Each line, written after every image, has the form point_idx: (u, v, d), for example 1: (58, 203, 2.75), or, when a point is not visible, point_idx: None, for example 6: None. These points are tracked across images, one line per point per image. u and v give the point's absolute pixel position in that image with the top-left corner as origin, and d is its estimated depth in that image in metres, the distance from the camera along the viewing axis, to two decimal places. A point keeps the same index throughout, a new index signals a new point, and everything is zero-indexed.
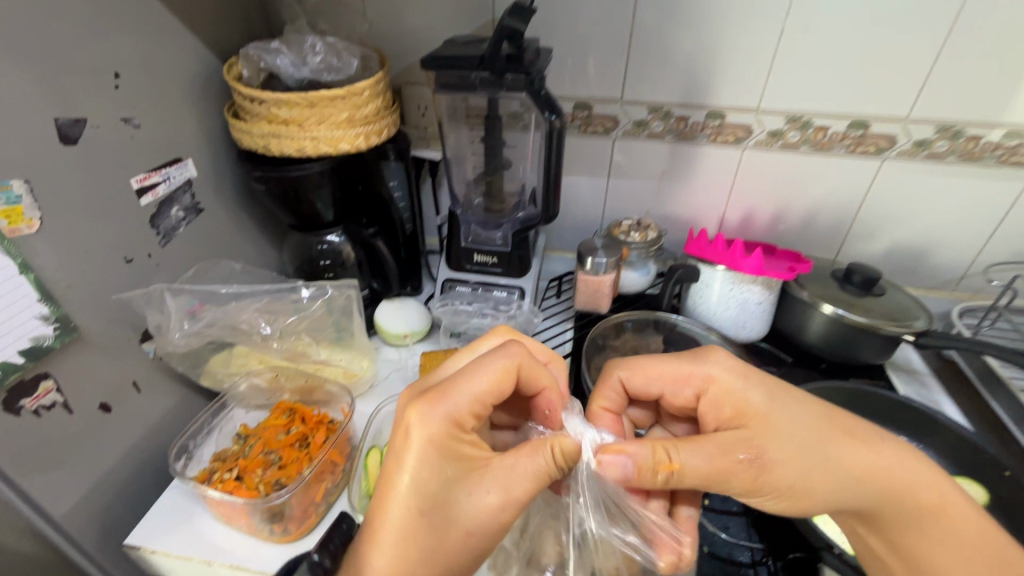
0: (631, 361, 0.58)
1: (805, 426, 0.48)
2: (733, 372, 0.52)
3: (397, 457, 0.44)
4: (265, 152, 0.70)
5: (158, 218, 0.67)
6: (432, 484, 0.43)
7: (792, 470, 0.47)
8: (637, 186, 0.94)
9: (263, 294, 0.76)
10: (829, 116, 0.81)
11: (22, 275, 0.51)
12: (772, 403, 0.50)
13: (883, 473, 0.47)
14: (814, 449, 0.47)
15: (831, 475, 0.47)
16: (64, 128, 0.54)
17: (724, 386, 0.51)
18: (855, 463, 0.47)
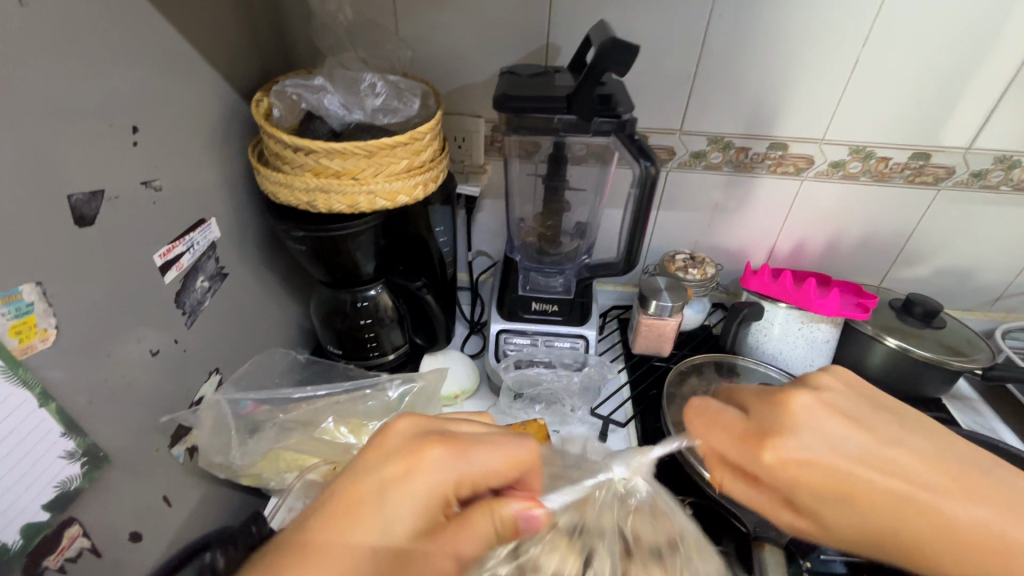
0: (701, 413, 0.47)
1: (890, 481, 0.39)
2: (820, 401, 0.44)
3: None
4: (309, 208, 0.60)
5: (183, 294, 0.55)
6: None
7: (857, 520, 0.40)
8: (687, 218, 0.89)
9: (341, 390, 0.66)
10: (891, 146, 0.79)
11: (42, 407, 0.39)
12: (875, 449, 0.41)
13: (1002, 534, 0.37)
14: (896, 496, 0.39)
15: (894, 526, 0.39)
16: (79, 206, 0.42)
17: (796, 441, 0.41)
18: (923, 510, 0.39)
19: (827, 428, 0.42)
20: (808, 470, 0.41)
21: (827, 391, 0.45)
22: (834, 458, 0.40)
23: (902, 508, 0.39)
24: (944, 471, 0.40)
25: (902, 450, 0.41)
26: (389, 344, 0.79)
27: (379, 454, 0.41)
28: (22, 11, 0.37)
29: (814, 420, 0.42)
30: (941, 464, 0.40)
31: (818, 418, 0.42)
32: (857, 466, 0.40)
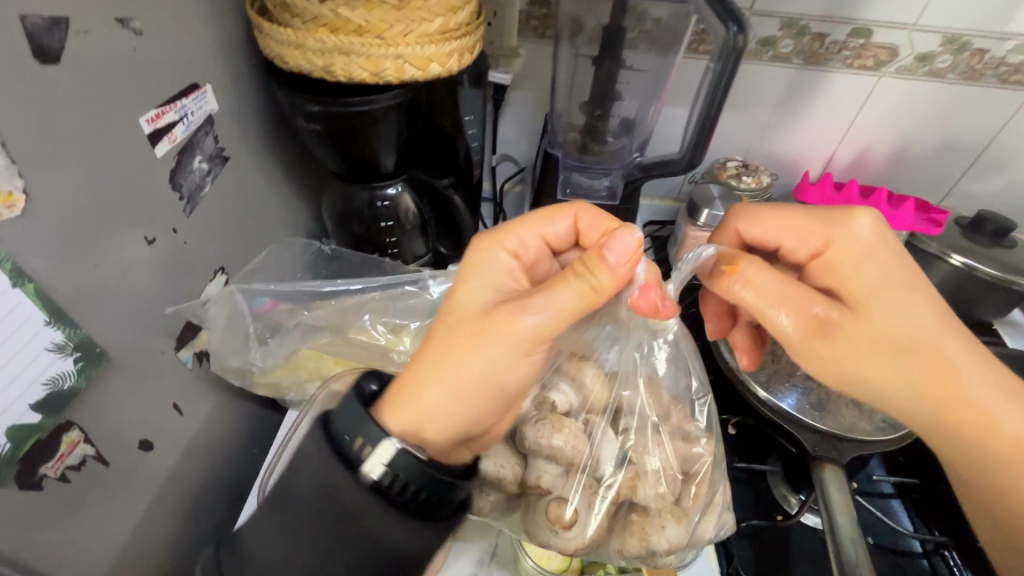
0: (757, 212, 0.51)
1: (923, 305, 0.43)
2: (877, 229, 0.46)
3: (449, 347, 0.40)
4: (324, 76, 0.50)
5: (179, 174, 0.46)
6: (501, 347, 0.40)
7: (887, 318, 0.42)
8: (742, 121, 0.80)
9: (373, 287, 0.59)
10: (991, 36, 0.68)
11: (17, 288, 0.32)
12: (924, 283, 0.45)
13: (985, 376, 0.42)
14: (925, 315, 0.43)
15: (913, 337, 0.42)
16: (37, 34, 0.32)
17: (854, 237, 0.46)
18: (937, 337, 0.42)
19: (891, 246, 0.45)
20: (863, 268, 0.44)
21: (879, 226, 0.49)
22: (885, 265, 0.44)
23: (920, 332, 0.42)
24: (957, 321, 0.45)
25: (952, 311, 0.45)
26: (410, 253, 0.71)
27: (467, 263, 0.46)
28: None
29: (875, 233, 0.46)
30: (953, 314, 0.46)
31: (881, 234, 0.46)
32: (905, 277, 0.44)
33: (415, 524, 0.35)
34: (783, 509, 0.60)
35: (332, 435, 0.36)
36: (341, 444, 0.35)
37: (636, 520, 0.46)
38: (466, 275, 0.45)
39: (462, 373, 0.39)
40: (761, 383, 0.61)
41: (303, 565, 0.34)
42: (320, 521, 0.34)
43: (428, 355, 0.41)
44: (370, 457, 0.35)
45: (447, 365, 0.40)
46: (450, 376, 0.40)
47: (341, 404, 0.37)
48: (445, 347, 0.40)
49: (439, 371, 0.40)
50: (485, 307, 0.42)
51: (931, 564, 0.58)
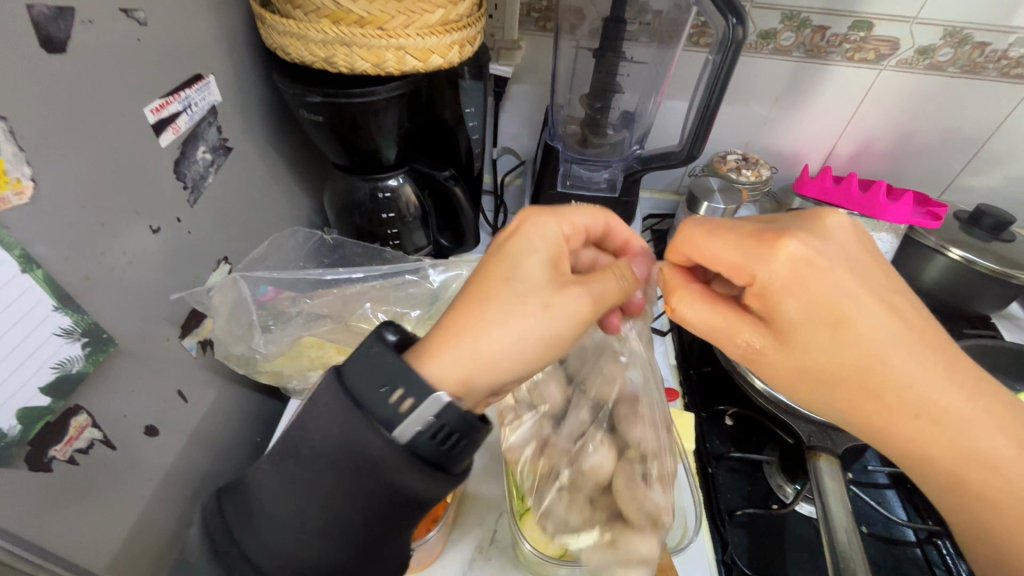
0: (694, 237, 0.40)
1: (871, 337, 0.35)
2: (811, 251, 0.35)
3: (511, 305, 0.37)
4: (326, 67, 0.50)
5: (183, 164, 0.47)
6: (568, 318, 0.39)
7: (813, 357, 0.37)
8: (742, 114, 0.80)
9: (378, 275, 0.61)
10: (992, 29, 0.68)
11: (26, 273, 0.33)
12: (884, 305, 0.35)
13: (946, 413, 0.35)
14: (861, 353, 0.35)
15: (843, 374, 0.36)
16: (43, 24, 0.33)
17: (776, 275, 0.35)
18: (886, 378, 0.35)
19: (823, 278, 0.35)
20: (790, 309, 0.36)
21: (829, 236, 0.37)
22: (812, 301, 0.35)
23: (868, 374, 0.35)
24: (933, 348, 0.35)
25: (925, 326, 0.36)
26: (411, 245, 0.72)
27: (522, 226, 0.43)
28: None
29: (807, 261, 0.35)
30: (930, 335, 0.35)
31: (811, 261, 0.35)
32: (854, 313, 0.35)
33: (434, 472, 0.34)
34: (778, 497, 0.61)
35: (359, 387, 0.34)
36: (367, 397, 0.33)
37: (541, 483, 0.47)
38: (525, 237, 0.42)
39: (516, 337, 0.37)
40: None
41: (325, 496, 0.34)
42: (345, 463, 0.33)
43: (478, 316, 0.37)
44: (407, 415, 0.33)
45: (510, 324, 0.37)
46: (506, 343, 0.37)
47: (357, 355, 0.35)
48: (507, 306, 0.37)
49: (495, 329, 0.37)
50: (553, 276, 0.40)
51: (925, 553, 0.59)
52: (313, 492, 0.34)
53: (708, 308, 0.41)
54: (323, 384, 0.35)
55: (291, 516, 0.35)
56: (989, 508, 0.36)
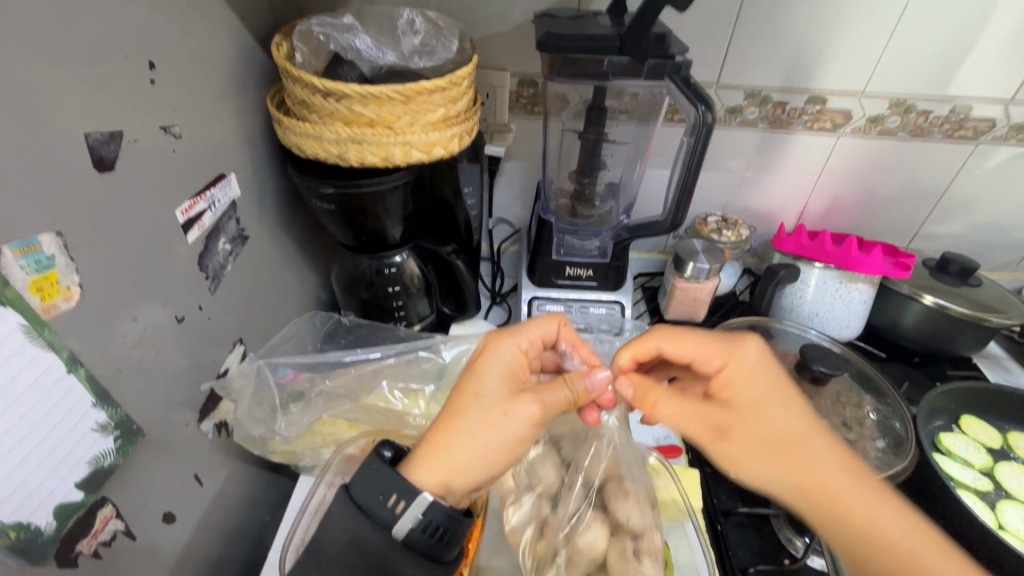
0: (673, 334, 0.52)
1: (779, 411, 0.47)
2: (757, 356, 0.50)
3: (475, 418, 0.42)
4: (339, 161, 0.55)
5: (206, 256, 0.50)
6: (522, 427, 0.43)
7: (739, 443, 0.46)
8: (718, 179, 0.86)
9: (392, 352, 0.63)
10: (933, 99, 0.77)
11: (70, 373, 0.35)
12: (789, 396, 0.48)
13: (830, 481, 0.43)
14: (771, 429, 0.46)
15: (764, 443, 0.46)
16: (97, 147, 0.37)
17: (739, 366, 0.49)
18: (790, 443, 0.45)
19: (755, 373, 0.49)
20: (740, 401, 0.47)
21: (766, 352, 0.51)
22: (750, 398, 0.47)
23: (781, 444, 0.45)
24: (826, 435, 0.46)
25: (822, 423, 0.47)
26: (415, 315, 0.74)
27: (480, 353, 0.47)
28: None
29: (744, 361, 0.49)
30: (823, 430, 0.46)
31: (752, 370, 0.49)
32: (773, 399, 0.47)
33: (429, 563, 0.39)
34: (789, 552, 0.61)
35: (368, 495, 0.39)
36: (374, 503, 0.38)
37: (543, 564, 0.48)
38: (486, 360, 0.46)
39: (482, 448, 0.41)
40: None
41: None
42: (353, 563, 0.38)
43: (452, 428, 0.42)
44: (401, 515, 0.38)
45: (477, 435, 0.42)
46: (475, 451, 0.41)
47: (360, 470, 0.40)
48: (474, 419, 0.42)
49: (463, 440, 0.41)
50: (512, 389, 0.44)
51: None
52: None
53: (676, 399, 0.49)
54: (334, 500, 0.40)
55: None
56: None
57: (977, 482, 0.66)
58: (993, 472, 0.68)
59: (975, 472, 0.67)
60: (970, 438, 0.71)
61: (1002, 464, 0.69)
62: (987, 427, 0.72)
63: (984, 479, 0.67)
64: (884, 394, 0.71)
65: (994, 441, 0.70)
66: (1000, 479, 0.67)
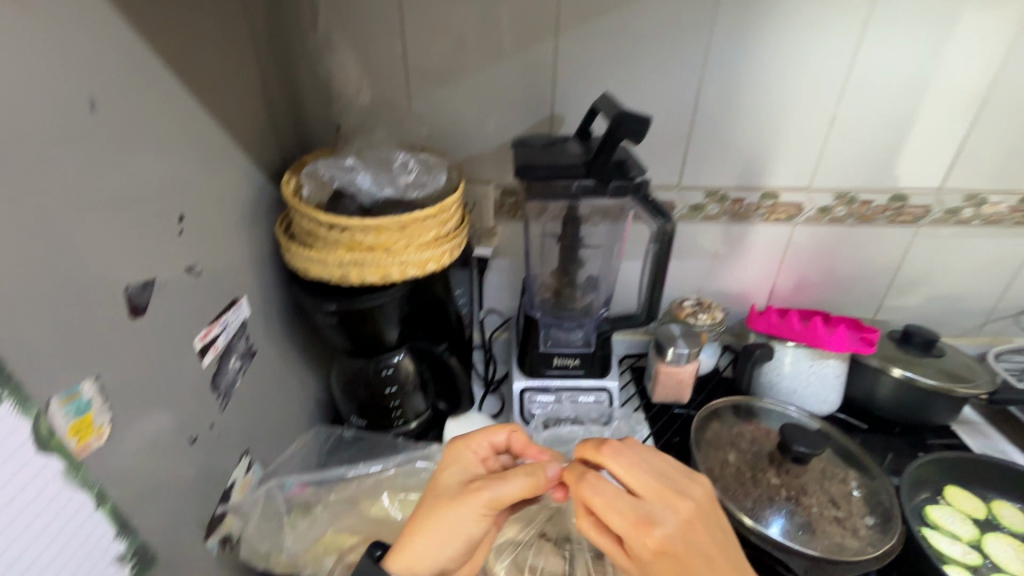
0: (627, 468, 0.48)
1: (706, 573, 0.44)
2: (693, 511, 0.46)
3: (424, 517, 0.49)
4: (342, 282, 0.61)
5: (218, 376, 0.55)
6: (463, 527, 0.48)
7: None
8: (690, 266, 0.93)
9: (392, 460, 0.66)
10: (871, 190, 0.86)
11: (98, 507, 0.38)
12: (715, 552, 0.45)
13: None
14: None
15: None
16: (133, 295, 0.42)
17: (670, 522, 0.45)
18: None
19: (690, 529, 0.45)
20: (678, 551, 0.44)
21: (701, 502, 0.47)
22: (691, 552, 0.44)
23: None
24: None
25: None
26: (412, 411, 0.77)
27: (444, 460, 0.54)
28: (94, 119, 0.39)
29: (677, 509, 0.46)
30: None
31: (696, 518, 0.46)
32: (701, 553, 0.44)
33: None
34: None
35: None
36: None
37: None
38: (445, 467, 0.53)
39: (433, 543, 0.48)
40: (747, 511, 0.68)
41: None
42: None
43: (412, 525, 0.49)
44: None
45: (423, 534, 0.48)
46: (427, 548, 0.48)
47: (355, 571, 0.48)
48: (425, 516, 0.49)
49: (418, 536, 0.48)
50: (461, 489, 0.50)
51: None
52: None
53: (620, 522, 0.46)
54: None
55: None
56: None
57: (966, 554, 0.67)
58: (982, 544, 0.69)
59: (964, 545, 0.68)
60: (955, 508, 0.73)
61: (990, 536, 0.70)
62: (970, 496, 0.74)
63: (973, 552, 0.68)
64: (867, 468, 0.74)
65: (977, 511, 0.72)
66: (989, 550, 0.68)
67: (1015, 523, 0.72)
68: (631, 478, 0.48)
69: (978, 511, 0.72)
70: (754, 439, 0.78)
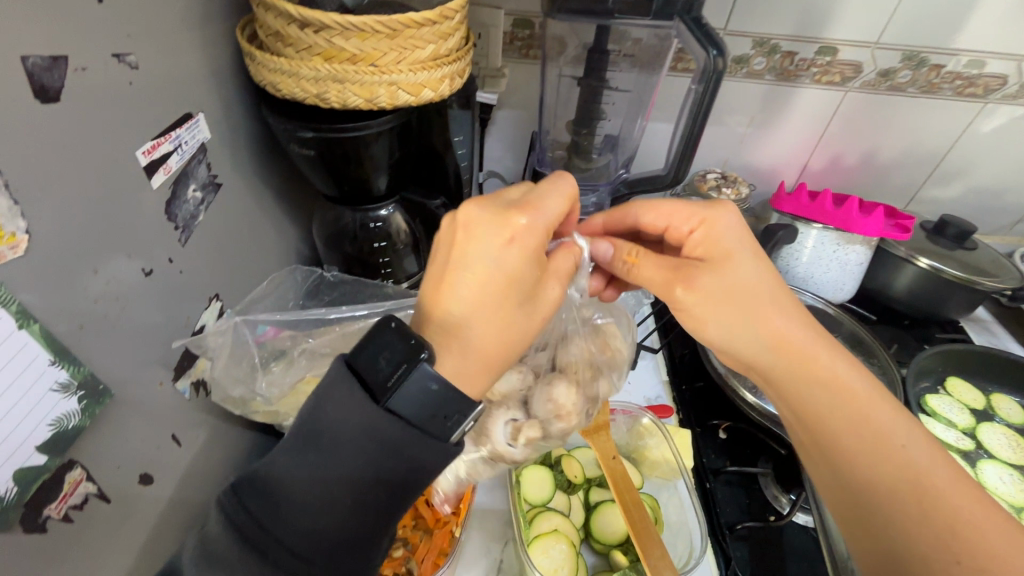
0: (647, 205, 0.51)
1: (748, 269, 0.45)
2: (735, 226, 0.47)
3: (502, 310, 0.38)
4: (319, 104, 0.50)
5: (174, 204, 0.46)
6: (552, 304, 0.41)
7: (711, 297, 0.45)
8: (718, 134, 0.83)
9: (381, 309, 0.58)
10: (947, 52, 0.73)
11: (22, 329, 0.32)
12: (757, 263, 0.46)
13: (799, 348, 0.45)
14: (742, 283, 0.45)
15: (742, 294, 0.45)
16: (37, 73, 0.32)
17: (717, 230, 0.47)
18: (759, 300, 0.45)
19: (723, 235, 0.46)
20: (717, 257, 0.46)
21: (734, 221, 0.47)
22: (730, 257, 0.46)
23: (757, 301, 0.45)
24: (794, 305, 0.46)
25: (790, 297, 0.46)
26: (403, 272, 0.71)
27: (475, 242, 0.38)
28: None
29: (716, 224, 0.47)
30: (789, 295, 0.46)
31: (735, 234, 0.47)
32: (744, 257, 0.46)
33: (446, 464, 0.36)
34: (775, 509, 0.62)
35: (414, 410, 0.34)
36: (421, 419, 0.34)
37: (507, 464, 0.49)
38: (506, 250, 0.37)
39: (512, 338, 0.39)
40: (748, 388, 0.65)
41: (350, 486, 0.34)
42: (370, 454, 0.33)
43: (481, 323, 0.37)
44: (454, 426, 0.35)
45: (503, 325, 0.38)
46: (517, 337, 0.39)
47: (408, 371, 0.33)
48: (509, 314, 0.38)
49: (490, 332, 0.38)
50: (536, 273, 0.39)
51: None
52: (335, 478, 0.34)
53: (657, 261, 0.48)
54: (331, 375, 0.34)
55: (315, 513, 0.34)
56: (867, 468, 0.40)
57: (958, 443, 0.68)
58: (976, 435, 0.70)
59: (959, 432, 0.69)
60: (955, 399, 0.72)
61: (984, 427, 0.70)
62: (973, 390, 0.74)
63: (966, 439, 0.69)
64: (874, 354, 0.72)
65: (979, 403, 0.72)
66: (982, 439, 0.69)
67: (1012, 414, 0.72)
68: (671, 211, 0.49)
69: (979, 402, 0.72)
70: None
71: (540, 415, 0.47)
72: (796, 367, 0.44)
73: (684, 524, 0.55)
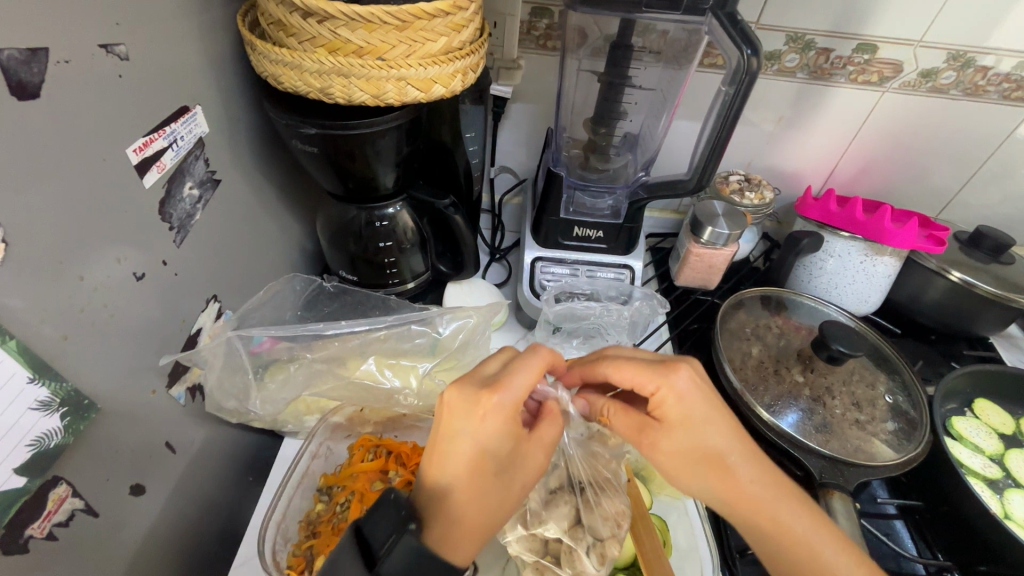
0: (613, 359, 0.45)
1: (704, 429, 0.41)
2: (692, 388, 0.41)
3: (485, 491, 0.36)
4: (322, 98, 0.47)
5: (168, 203, 0.44)
6: (535, 470, 0.39)
7: (676, 460, 0.42)
8: (743, 134, 0.79)
9: (381, 325, 0.57)
10: (997, 53, 0.68)
11: None
12: (713, 420, 0.41)
13: (761, 505, 0.41)
14: (698, 447, 0.41)
15: (698, 457, 0.41)
16: (14, 67, 0.30)
17: (672, 398, 0.41)
18: (718, 460, 0.41)
19: (680, 402, 0.41)
20: (674, 423, 0.41)
21: (688, 383, 0.41)
22: (686, 423, 0.41)
23: (714, 464, 0.41)
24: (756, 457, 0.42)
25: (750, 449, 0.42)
26: (409, 271, 0.68)
27: (455, 424, 0.36)
28: None
29: (672, 391, 0.41)
30: (750, 447, 0.42)
31: (696, 395, 0.41)
32: (698, 421, 0.41)
33: None
34: None
35: None
36: None
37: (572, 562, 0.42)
38: (483, 430, 0.35)
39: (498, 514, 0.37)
40: (764, 406, 0.62)
41: None
42: None
43: (463, 506, 0.35)
44: None
45: (486, 500, 0.36)
46: (502, 510, 0.37)
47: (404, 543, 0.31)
48: (489, 492, 0.36)
49: (474, 514, 0.36)
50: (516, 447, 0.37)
51: None
52: None
53: (623, 413, 0.45)
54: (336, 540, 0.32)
55: None
56: None
57: (984, 469, 0.64)
58: (1003, 461, 0.65)
59: (985, 458, 0.65)
60: (982, 423, 0.68)
61: (1012, 453, 0.66)
62: (1001, 413, 0.70)
63: (993, 467, 0.64)
64: (897, 371, 0.68)
65: (1004, 427, 0.68)
66: (1010, 466, 0.65)
67: None
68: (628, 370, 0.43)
69: (1005, 427, 0.68)
70: (782, 333, 0.71)
71: (607, 532, 0.42)
72: (760, 526, 0.41)
73: (695, 549, 0.53)
